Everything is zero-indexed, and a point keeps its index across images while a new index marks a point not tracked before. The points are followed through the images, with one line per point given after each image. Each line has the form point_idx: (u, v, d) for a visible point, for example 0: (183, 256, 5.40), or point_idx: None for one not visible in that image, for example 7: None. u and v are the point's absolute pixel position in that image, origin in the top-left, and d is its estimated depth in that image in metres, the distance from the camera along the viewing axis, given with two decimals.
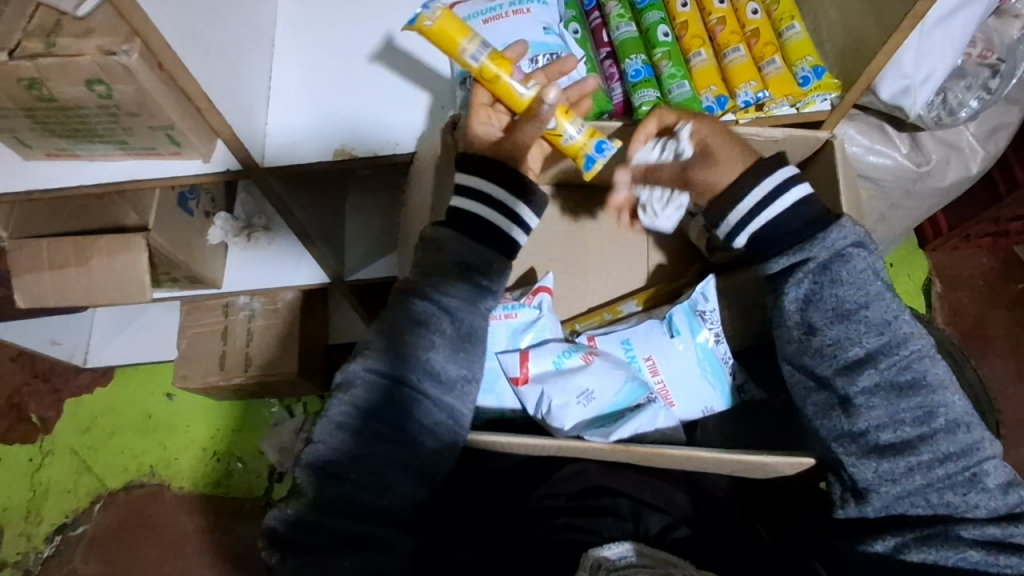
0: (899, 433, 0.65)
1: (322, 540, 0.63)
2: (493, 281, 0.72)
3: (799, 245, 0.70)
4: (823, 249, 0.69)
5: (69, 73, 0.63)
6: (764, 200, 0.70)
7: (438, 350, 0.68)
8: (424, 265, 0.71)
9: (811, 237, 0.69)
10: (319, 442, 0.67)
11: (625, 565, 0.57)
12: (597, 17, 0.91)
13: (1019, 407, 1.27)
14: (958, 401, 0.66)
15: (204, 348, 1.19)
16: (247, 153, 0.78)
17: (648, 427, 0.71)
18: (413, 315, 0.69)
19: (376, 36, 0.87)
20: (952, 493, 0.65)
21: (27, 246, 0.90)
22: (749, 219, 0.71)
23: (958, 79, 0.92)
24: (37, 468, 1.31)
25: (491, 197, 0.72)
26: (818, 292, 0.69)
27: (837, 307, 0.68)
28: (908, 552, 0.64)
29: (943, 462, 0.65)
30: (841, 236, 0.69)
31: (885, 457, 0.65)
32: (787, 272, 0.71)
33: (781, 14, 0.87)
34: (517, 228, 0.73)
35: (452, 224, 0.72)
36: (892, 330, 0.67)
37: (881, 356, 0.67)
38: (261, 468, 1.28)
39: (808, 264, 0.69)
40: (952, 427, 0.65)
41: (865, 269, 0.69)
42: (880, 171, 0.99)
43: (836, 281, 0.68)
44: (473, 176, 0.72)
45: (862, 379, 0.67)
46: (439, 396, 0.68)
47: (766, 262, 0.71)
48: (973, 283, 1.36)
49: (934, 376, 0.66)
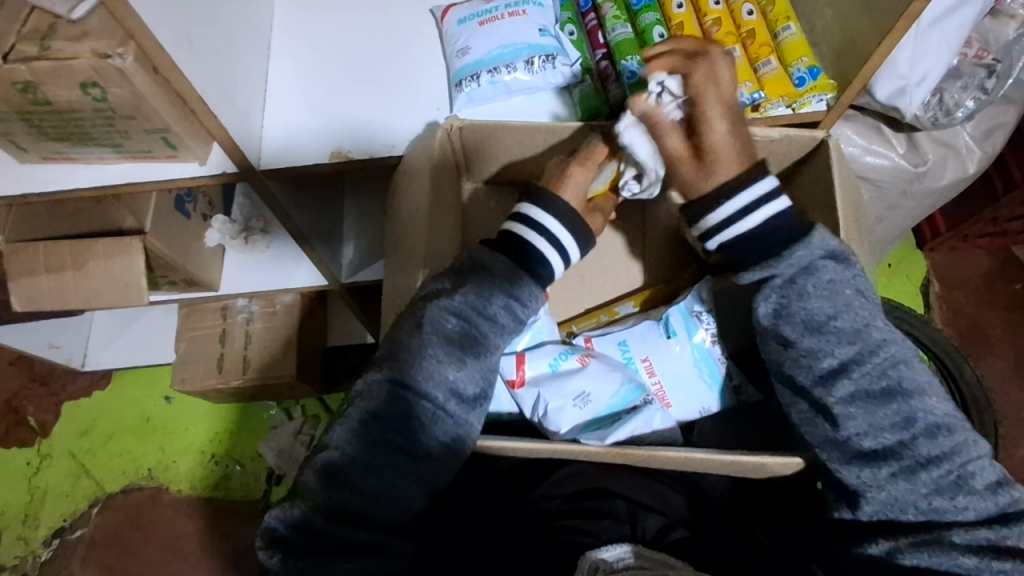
0: (880, 440, 0.65)
1: (329, 544, 0.62)
2: (519, 299, 0.71)
3: (766, 259, 0.70)
4: (788, 267, 0.69)
5: (62, 77, 0.63)
6: (733, 214, 0.70)
7: (464, 367, 0.68)
8: (466, 283, 0.70)
9: (780, 251, 0.69)
10: (336, 447, 0.66)
11: (622, 567, 0.58)
12: (593, 19, 0.91)
13: (1017, 407, 1.27)
14: (936, 405, 0.66)
15: (203, 350, 1.19)
16: (244, 156, 0.78)
17: (644, 430, 0.71)
18: (444, 329, 0.68)
19: (375, 42, 0.88)
20: (940, 498, 0.64)
21: (22, 249, 0.89)
22: (723, 228, 0.71)
23: (954, 79, 0.92)
24: (34, 472, 1.30)
25: (540, 224, 0.74)
26: (787, 304, 0.69)
27: (810, 319, 0.68)
28: (901, 558, 0.63)
29: (927, 467, 0.64)
30: (808, 252, 0.68)
31: (869, 465, 0.65)
32: (757, 284, 0.71)
33: (776, 15, 0.87)
34: (553, 250, 0.74)
35: (490, 244, 0.74)
36: (864, 339, 0.67)
37: (855, 365, 0.66)
38: (260, 471, 1.28)
39: (774, 280, 0.69)
40: (932, 432, 0.65)
41: (834, 280, 0.68)
42: (878, 172, 0.98)
43: (804, 294, 0.68)
44: (526, 204, 0.75)
45: (839, 389, 0.66)
46: (461, 413, 0.68)
47: (740, 273, 0.71)
48: (971, 282, 1.36)
49: (910, 381, 0.66)
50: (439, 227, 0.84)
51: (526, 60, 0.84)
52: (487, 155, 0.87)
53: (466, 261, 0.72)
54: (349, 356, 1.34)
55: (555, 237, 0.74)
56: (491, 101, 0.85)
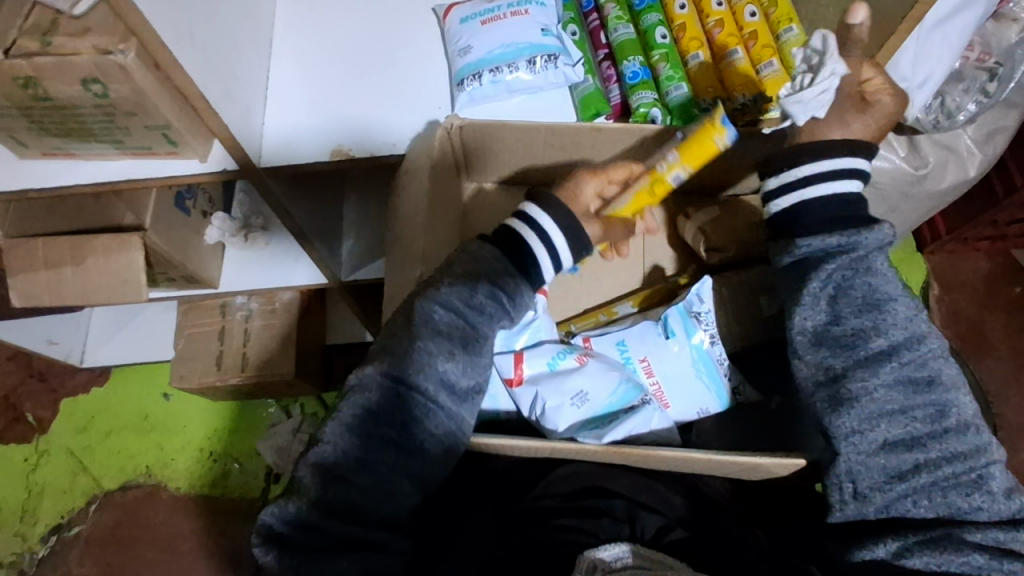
0: (909, 429, 0.65)
1: (325, 541, 0.62)
2: (510, 294, 0.71)
3: (846, 230, 0.68)
4: (871, 241, 0.68)
5: (64, 73, 0.63)
6: (831, 172, 0.69)
7: (454, 360, 0.68)
8: (453, 273, 0.71)
9: (859, 226, 0.68)
10: (327, 443, 0.65)
11: (621, 567, 0.57)
12: (595, 19, 0.92)
13: (1016, 411, 1.27)
14: (968, 403, 0.66)
15: (202, 348, 1.19)
16: (244, 153, 0.78)
17: (641, 430, 0.71)
18: (432, 322, 0.68)
19: (377, 41, 0.89)
20: (957, 493, 0.64)
21: (22, 246, 0.89)
22: (803, 185, 0.69)
23: (957, 81, 0.96)
24: (32, 468, 1.30)
25: (538, 223, 0.73)
26: (849, 280, 0.68)
27: (867, 297, 0.68)
28: (910, 556, 0.62)
29: (950, 461, 0.65)
30: (887, 232, 0.68)
31: (894, 453, 0.65)
32: (819, 257, 0.69)
33: (778, 17, 0.86)
34: (545, 248, 0.73)
35: (491, 240, 0.73)
36: (913, 327, 0.68)
37: (903, 350, 0.66)
38: (258, 469, 1.28)
39: (850, 252, 0.68)
40: (961, 427, 0.65)
41: (890, 268, 0.70)
42: (879, 174, 0.97)
43: (868, 272, 0.68)
44: (532, 204, 0.74)
45: (884, 372, 0.66)
46: (452, 407, 0.68)
47: (798, 242, 0.70)
48: (971, 286, 1.36)
49: (948, 376, 0.67)
50: (439, 227, 0.83)
51: (528, 60, 0.84)
52: (486, 154, 0.87)
53: (455, 253, 0.73)
54: (347, 355, 1.34)
55: (551, 237, 0.73)
56: (491, 100, 0.85)
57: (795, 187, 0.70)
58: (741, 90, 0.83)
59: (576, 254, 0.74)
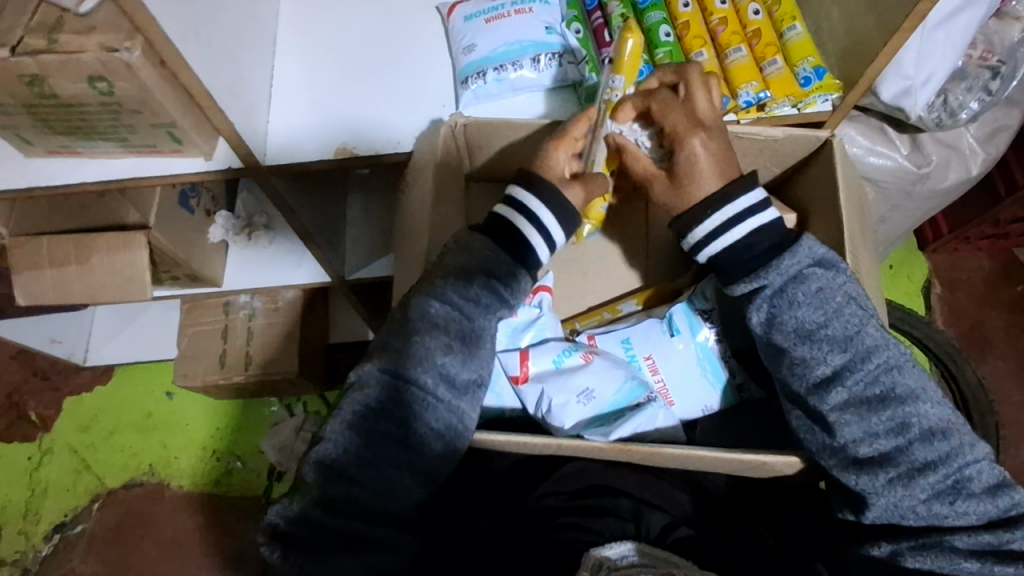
0: (875, 446, 0.65)
1: (329, 539, 0.62)
2: (510, 286, 0.71)
3: (755, 271, 0.69)
4: (777, 277, 0.68)
5: (69, 71, 0.63)
6: (725, 223, 0.70)
7: (451, 353, 0.68)
8: (447, 267, 0.71)
9: (769, 262, 0.69)
10: (328, 441, 0.66)
11: (626, 565, 0.57)
12: (598, 17, 0.90)
13: (1017, 409, 1.27)
14: (932, 409, 0.65)
15: (206, 346, 1.19)
16: (249, 152, 0.78)
17: (647, 427, 0.72)
18: (430, 316, 0.68)
19: (380, 38, 0.89)
20: (939, 503, 0.63)
21: (26, 244, 0.89)
22: (706, 243, 0.71)
23: (960, 80, 0.93)
24: (36, 466, 1.30)
25: (529, 207, 0.72)
26: (778, 313, 0.69)
27: (800, 327, 0.68)
28: (903, 559, 0.62)
29: (924, 473, 0.63)
30: (794, 261, 0.68)
31: (865, 471, 0.64)
32: (749, 295, 0.71)
33: (783, 15, 0.88)
34: (538, 232, 0.73)
35: (484, 230, 0.73)
36: (856, 345, 0.66)
37: (848, 372, 0.66)
38: (261, 468, 1.28)
39: (764, 290, 0.69)
40: (927, 436, 0.64)
41: (826, 288, 0.68)
42: (880, 172, 0.98)
43: (793, 303, 0.68)
44: (518, 186, 0.73)
45: (831, 398, 0.66)
46: (452, 400, 0.67)
47: (731, 286, 0.71)
48: (972, 284, 1.36)
49: (903, 387, 0.65)
50: (441, 226, 0.83)
51: (532, 58, 0.85)
52: (491, 152, 0.87)
53: (449, 246, 0.72)
54: (350, 354, 1.34)
55: (542, 220, 0.72)
56: (498, 99, 0.85)
57: (701, 246, 0.72)
58: (744, 86, 0.84)
59: (567, 230, 0.74)
